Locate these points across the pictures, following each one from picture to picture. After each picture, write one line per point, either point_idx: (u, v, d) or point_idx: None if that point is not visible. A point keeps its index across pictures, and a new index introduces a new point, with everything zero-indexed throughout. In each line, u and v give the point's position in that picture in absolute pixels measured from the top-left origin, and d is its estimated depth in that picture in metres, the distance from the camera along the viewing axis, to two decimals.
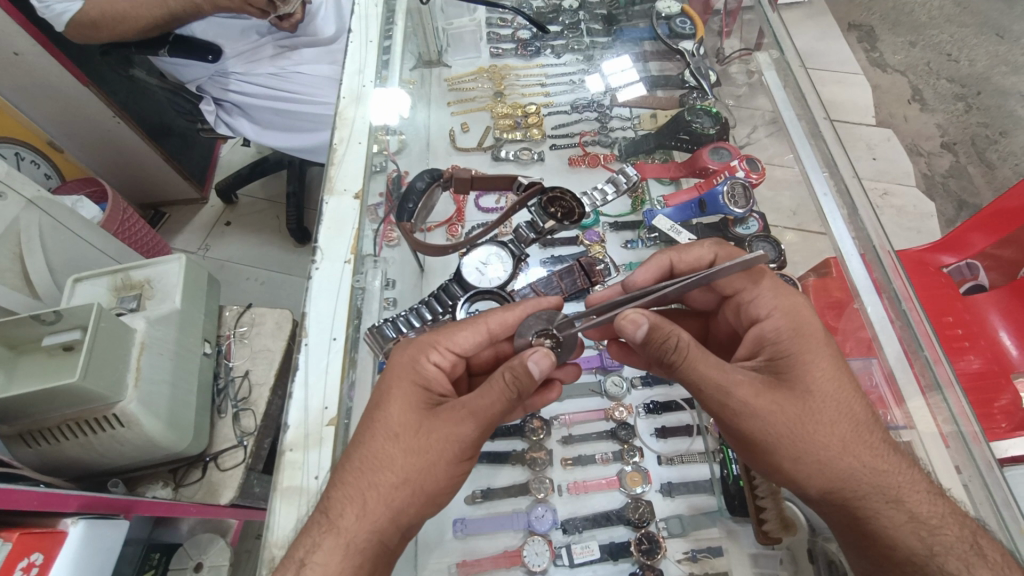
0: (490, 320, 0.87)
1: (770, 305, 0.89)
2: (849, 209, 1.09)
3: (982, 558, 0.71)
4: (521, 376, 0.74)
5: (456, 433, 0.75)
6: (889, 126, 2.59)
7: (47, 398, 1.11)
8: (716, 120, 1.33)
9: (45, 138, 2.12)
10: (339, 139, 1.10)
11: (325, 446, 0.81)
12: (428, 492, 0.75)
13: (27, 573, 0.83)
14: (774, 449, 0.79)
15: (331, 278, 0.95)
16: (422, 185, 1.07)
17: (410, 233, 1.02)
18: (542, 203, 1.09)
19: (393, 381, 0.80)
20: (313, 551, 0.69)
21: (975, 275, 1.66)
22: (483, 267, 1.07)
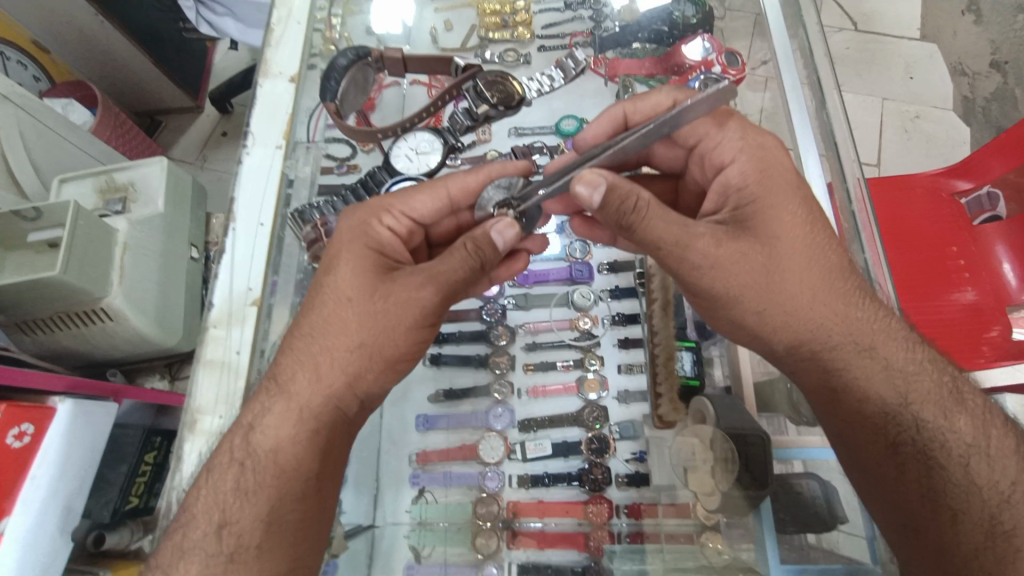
0: (450, 186, 0.87)
1: (735, 148, 0.83)
2: (818, 105, 1.01)
3: (959, 403, 0.71)
4: (483, 245, 0.76)
5: (414, 296, 0.74)
6: (934, 42, 2.33)
7: (34, 291, 1.15)
8: (699, 6, 1.20)
9: (28, 37, 2.06)
10: (277, 17, 1.00)
11: (248, 323, 0.80)
12: (387, 357, 0.75)
13: (19, 441, 0.91)
14: (739, 302, 0.76)
15: (261, 163, 0.89)
16: (345, 62, 0.96)
17: (335, 115, 0.96)
18: (477, 87, 1.01)
19: (342, 248, 0.78)
20: (264, 415, 0.70)
21: (993, 206, 1.50)
22: (412, 155, 1.08)
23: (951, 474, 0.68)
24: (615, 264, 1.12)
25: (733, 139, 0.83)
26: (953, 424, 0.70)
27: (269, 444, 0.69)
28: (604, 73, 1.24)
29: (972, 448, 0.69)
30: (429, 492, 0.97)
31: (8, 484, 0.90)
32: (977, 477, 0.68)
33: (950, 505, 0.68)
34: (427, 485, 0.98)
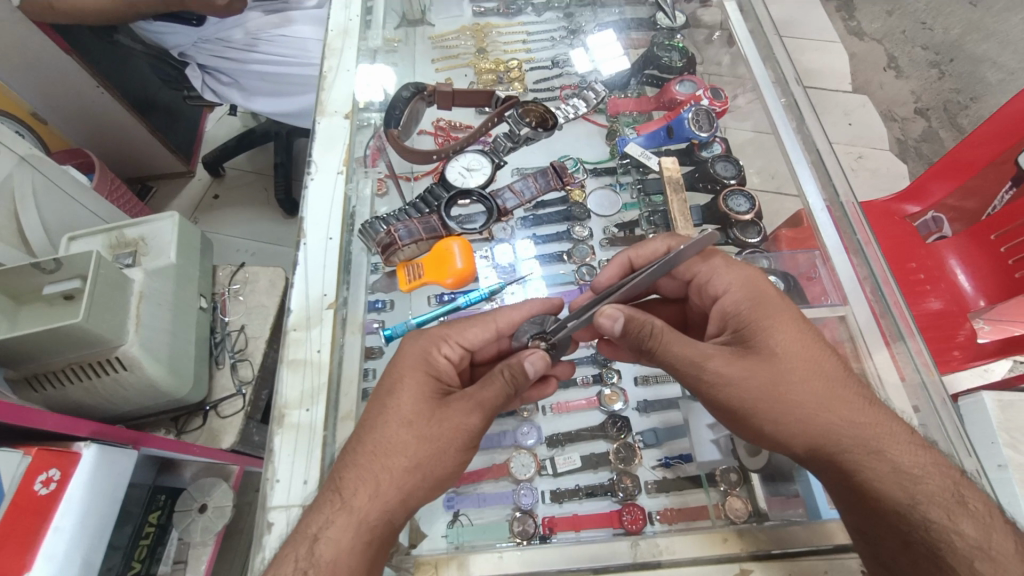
0: (499, 319, 0.86)
1: (725, 281, 0.89)
2: (797, 118, 1.13)
3: (963, 506, 0.69)
4: (519, 375, 0.74)
5: (465, 425, 0.73)
6: (865, 93, 2.65)
7: (52, 340, 1.15)
8: (683, 53, 1.37)
9: (28, 109, 2.13)
10: (328, 68, 1.12)
11: (325, 327, 0.83)
12: (437, 477, 0.72)
13: (46, 488, 0.90)
14: (755, 412, 0.78)
15: (325, 188, 0.96)
16: (407, 95, 1.14)
17: (396, 140, 1.11)
18: (518, 113, 1.19)
19: (404, 371, 0.77)
20: (327, 526, 0.65)
21: (939, 228, 1.70)
22: (466, 172, 1.15)
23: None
24: None
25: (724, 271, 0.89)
26: (957, 525, 0.68)
27: (328, 556, 0.64)
28: (604, 112, 1.37)
29: (978, 549, 0.66)
30: (465, 514, 0.92)
31: (30, 533, 0.88)
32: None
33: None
34: (463, 508, 0.93)
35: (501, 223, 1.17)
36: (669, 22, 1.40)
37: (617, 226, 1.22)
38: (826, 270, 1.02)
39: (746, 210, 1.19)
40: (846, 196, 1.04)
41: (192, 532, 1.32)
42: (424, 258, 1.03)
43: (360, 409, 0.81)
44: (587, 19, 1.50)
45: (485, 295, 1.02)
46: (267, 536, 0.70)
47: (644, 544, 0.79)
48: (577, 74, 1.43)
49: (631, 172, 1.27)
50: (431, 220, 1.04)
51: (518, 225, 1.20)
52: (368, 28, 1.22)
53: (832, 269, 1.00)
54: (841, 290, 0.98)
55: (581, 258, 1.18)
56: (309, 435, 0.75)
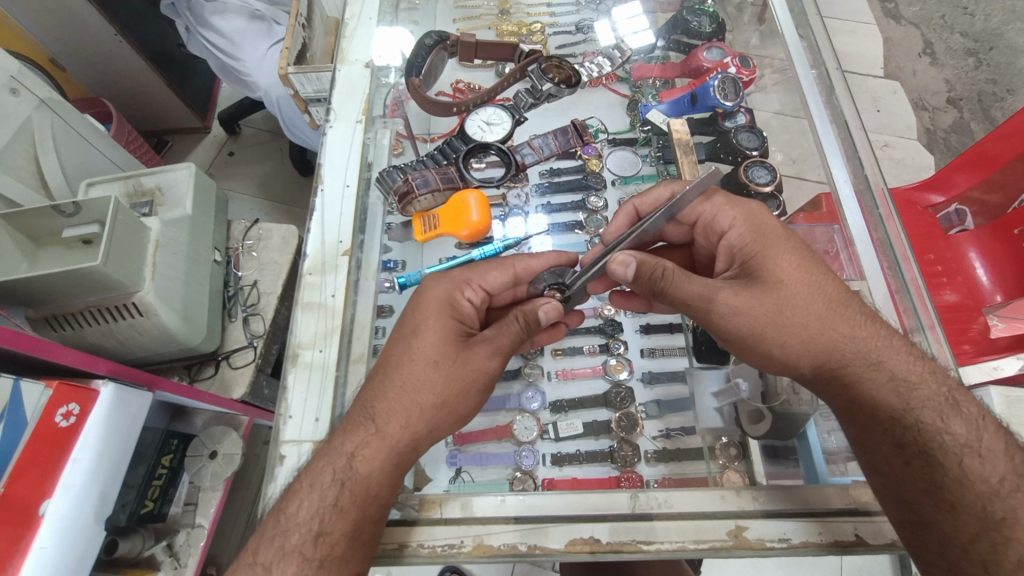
0: (518, 264, 0.85)
1: (731, 215, 0.87)
2: (827, 90, 1.09)
3: (956, 408, 0.73)
4: (531, 322, 0.79)
5: (486, 368, 0.75)
6: (896, 79, 2.56)
7: (71, 282, 1.17)
8: (713, 19, 1.34)
9: (47, 56, 2.14)
10: (350, 16, 1.10)
11: (340, 272, 0.84)
12: (459, 414, 0.75)
13: (66, 420, 0.93)
14: (763, 336, 0.78)
15: (344, 135, 0.95)
16: (430, 43, 1.14)
17: (417, 90, 1.11)
18: (541, 69, 1.17)
19: (428, 314, 0.76)
20: (363, 446, 0.68)
21: (961, 222, 1.66)
22: (485, 125, 1.12)
23: (950, 471, 0.70)
24: None
25: (726, 207, 0.87)
26: (948, 426, 0.72)
27: (363, 471, 0.67)
28: (628, 81, 1.34)
29: (967, 446, 0.71)
30: (467, 472, 0.94)
31: (51, 464, 0.92)
32: (971, 472, 0.69)
33: (950, 498, 0.69)
34: (465, 466, 0.95)
35: (515, 190, 1.17)
36: None
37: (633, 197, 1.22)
38: (845, 248, 0.99)
39: (767, 182, 1.16)
40: (872, 173, 1.00)
41: (202, 476, 1.37)
42: (441, 209, 1.01)
43: (372, 353, 0.82)
44: None
45: (500, 249, 1.01)
46: (280, 467, 0.72)
47: (643, 496, 0.75)
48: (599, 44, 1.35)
49: (652, 142, 1.25)
50: (449, 172, 1.03)
51: (532, 192, 1.20)
52: None
53: (855, 256, 0.96)
54: (858, 262, 0.96)
55: (596, 228, 1.17)
56: (321, 376, 0.76)
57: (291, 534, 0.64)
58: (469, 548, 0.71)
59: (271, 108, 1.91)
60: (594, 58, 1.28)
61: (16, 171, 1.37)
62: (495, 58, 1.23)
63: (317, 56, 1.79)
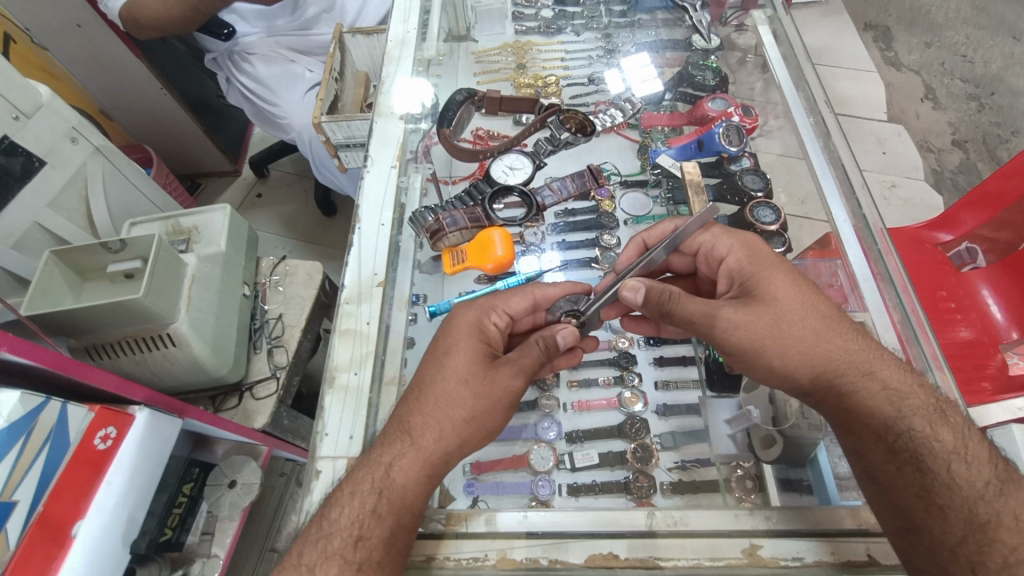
0: (537, 291, 0.90)
1: (729, 242, 0.93)
2: (824, 137, 1.16)
3: (945, 418, 0.75)
4: (551, 347, 0.82)
5: (511, 387, 0.78)
6: (900, 122, 2.64)
7: (113, 313, 1.24)
8: (716, 72, 1.43)
9: (97, 107, 2.34)
10: (385, 74, 1.21)
11: (375, 301, 0.89)
12: (488, 430, 0.78)
13: (103, 443, 0.98)
14: (763, 349, 0.81)
15: (379, 179, 1.03)
16: (459, 99, 1.25)
17: (449, 139, 1.21)
18: (559, 118, 1.27)
19: (460, 335, 0.81)
20: (399, 458, 0.71)
21: (973, 260, 1.68)
22: (508, 169, 1.21)
23: (939, 476, 0.71)
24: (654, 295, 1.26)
25: (723, 235, 0.93)
26: (937, 433, 0.73)
27: (400, 480, 0.70)
28: (638, 128, 1.42)
29: (955, 453, 0.72)
30: (484, 501, 0.96)
31: (87, 485, 0.96)
32: (959, 478, 0.70)
33: (939, 502, 0.70)
34: (481, 495, 0.97)
35: (534, 228, 1.21)
36: (704, 43, 1.44)
37: None
38: (851, 285, 1.02)
39: (772, 221, 1.21)
40: (870, 212, 1.04)
41: (221, 506, 1.39)
42: (469, 244, 1.07)
43: (403, 378, 0.86)
44: (624, 38, 1.57)
45: (523, 280, 1.08)
46: (317, 482, 0.75)
47: (660, 515, 0.76)
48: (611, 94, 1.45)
49: (661, 184, 1.31)
50: (476, 211, 1.10)
51: (547, 231, 1.26)
52: (424, 40, 1.31)
53: (859, 297, 0.99)
54: (861, 296, 0.99)
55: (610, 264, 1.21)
56: (357, 397, 0.80)
57: (333, 537, 0.67)
58: (494, 561, 0.73)
59: (304, 148, 2.02)
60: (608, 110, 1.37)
61: (67, 212, 1.48)
62: (517, 111, 1.34)
63: (347, 105, 1.93)
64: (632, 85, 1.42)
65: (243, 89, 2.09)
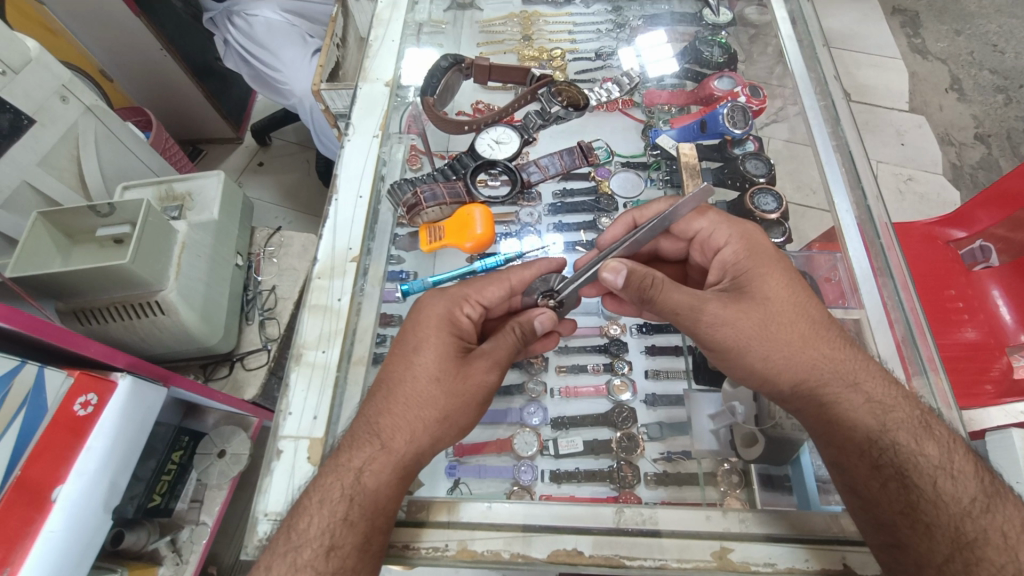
0: (513, 277, 0.86)
1: (726, 233, 0.90)
2: (832, 121, 1.10)
3: (930, 431, 0.71)
4: (527, 332, 0.81)
5: (485, 382, 0.76)
6: (922, 114, 2.53)
7: (101, 278, 1.23)
8: (725, 50, 1.36)
9: (96, 67, 2.20)
10: (374, 37, 1.15)
11: (348, 277, 0.86)
12: (460, 427, 0.75)
13: (83, 409, 0.97)
14: (747, 349, 0.80)
15: (360, 148, 0.99)
16: (445, 65, 1.16)
17: (432, 107, 1.13)
18: (551, 91, 1.20)
19: (430, 330, 0.78)
20: (370, 462, 0.68)
21: (986, 258, 1.59)
22: (494, 144, 1.17)
23: (924, 492, 0.68)
24: None
25: (722, 224, 0.91)
26: (922, 447, 0.70)
27: (372, 485, 0.67)
28: (642, 106, 1.37)
29: (940, 468, 0.69)
30: (465, 483, 0.94)
31: (67, 450, 0.95)
32: (945, 495, 0.67)
33: (925, 519, 0.67)
34: (463, 477, 0.95)
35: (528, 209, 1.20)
36: (713, 18, 1.40)
37: None
38: (848, 277, 0.98)
39: (773, 209, 1.17)
40: (875, 204, 0.99)
41: (210, 474, 1.40)
42: (448, 220, 1.04)
43: (372, 357, 0.83)
44: (635, 12, 1.48)
45: (502, 261, 1.05)
46: (278, 461, 0.73)
47: (630, 511, 0.75)
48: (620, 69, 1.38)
49: (661, 166, 1.27)
50: (456, 186, 1.06)
51: (544, 212, 1.23)
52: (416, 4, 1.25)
53: (860, 301, 0.93)
54: (859, 294, 0.94)
55: None
56: (324, 375, 0.79)
57: (303, 549, 0.63)
58: (453, 552, 0.71)
59: (305, 117, 1.98)
60: (606, 83, 1.31)
61: (58, 172, 1.45)
62: (506, 81, 1.27)
63: (349, 74, 1.87)
64: (647, 63, 1.37)
65: (240, 50, 2.03)
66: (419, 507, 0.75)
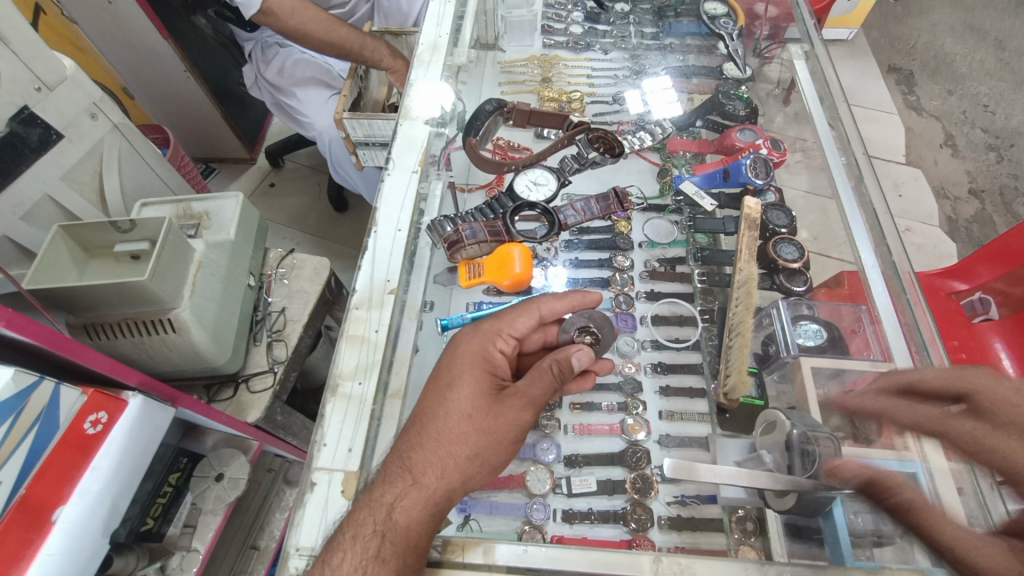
0: (543, 307, 0.87)
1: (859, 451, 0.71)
2: (856, 178, 1.11)
3: None
4: (565, 368, 0.80)
5: (518, 421, 0.75)
6: (918, 167, 2.62)
7: (117, 294, 1.23)
8: (748, 103, 1.41)
9: (120, 84, 2.25)
10: (415, 76, 1.17)
11: (385, 309, 0.86)
12: (493, 465, 0.75)
13: (93, 427, 0.96)
14: None
15: (399, 184, 0.99)
16: (489, 109, 1.22)
17: (473, 149, 1.19)
18: (587, 138, 1.25)
19: (463, 367, 0.78)
20: (402, 498, 0.68)
21: (984, 310, 1.61)
22: (532, 185, 1.20)
23: None
24: (657, 318, 1.21)
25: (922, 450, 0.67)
26: None
27: (403, 521, 0.67)
28: (660, 151, 1.41)
29: None
30: (478, 520, 0.92)
31: (72, 470, 0.93)
32: None
33: None
34: (474, 514, 0.93)
35: (547, 244, 1.23)
36: (737, 74, 1.46)
37: (659, 259, 1.28)
38: (872, 327, 1.00)
39: (795, 258, 1.20)
40: (900, 257, 0.99)
41: (206, 498, 1.35)
42: (486, 258, 1.05)
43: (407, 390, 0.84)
44: (653, 61, 1.57)
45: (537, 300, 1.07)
46: (310, 495, 0.72)
47: (666, 561, 0.72)
48: (630, 115, 1.44)
49: (682, 211, 1.32)
50: (496, 225, 1.07)
51: (561, 247, 1.27)
52: (454, 46, 1.27)
53: (879, 329, 0.97)
54: (884, 344, 0.96)
55: (621, 287, 1.23)
56: (359, 408, 0.78)
57: None
58: None
59: (323, 146, 2.02)
60: (637, 133, 1.36)
61: (80, 186, 1.47)
62: (544, 126, 1.33)
63: (369, 104, 1.92)
64: (654, 107, 1.40)
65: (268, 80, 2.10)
66: (453, 548, 0.73)
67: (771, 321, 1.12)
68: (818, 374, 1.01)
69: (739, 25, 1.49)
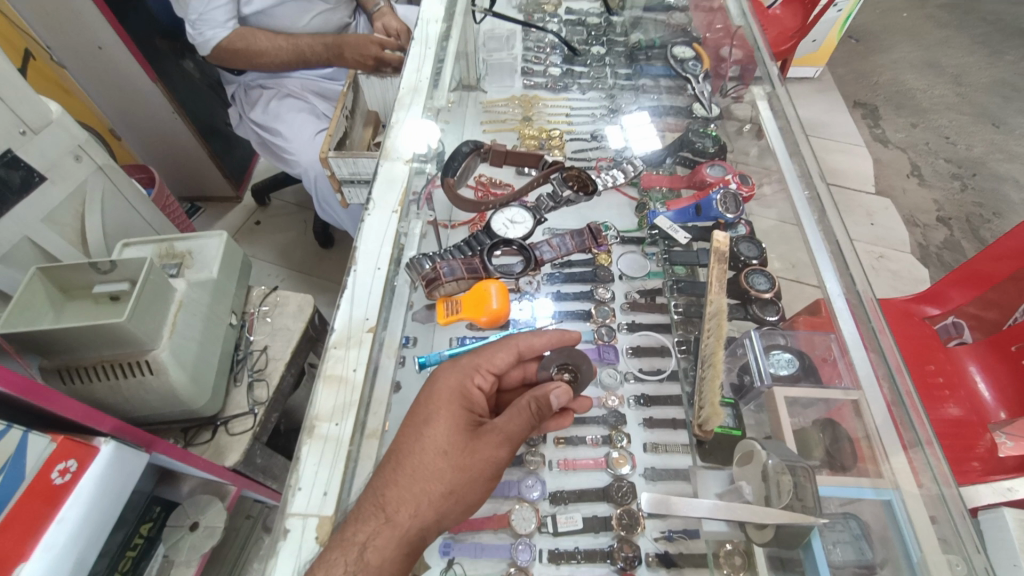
0: (521, 343, 0.88)
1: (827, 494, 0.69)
2: (820, 211, 1.15)
3: None
4: (543, 404, 0.79)
5: (494, 458, 0.75)
6: (888, 197, 2.72)
7: (93, 335, 1.21)
8: (716, 141, 1.46)
9: (106, 126, 2.25)
10: (396, 119, 1.20)
11: (363, 348, 0.86)
12: (468, 503, 0.74)
13: (62, 477, 0.92)
14: None
15: (379, 224, 1.01)
16: (465, 151, 1.26)
17: (451, 188, 1.21)
18: (562, 176, 1.29)
19: (440, 403, 0.78)
20: (374, 537, 0.67)
21: (959, 333, 1.67)
22: (509, 223, 1.22)
23: None
24: (637, 349, 1.22)
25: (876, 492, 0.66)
26: None
27: (375, 561, 0.65)
28: (637, 185, 1.46)
29: None
30: (461, 564, 0.92)
31: (38, 522, 0.90)
32: None
33: None
34: (458, 556, 0.93)
35: (528, 278, 1.25)
36: (704, 112, 1.53)
37: (639, 291, 1.30)
38: (842, 356, 1.01)
39: (766, 289, 1.23)
40: (863, 286, 1.01)
41: (179, 549, 1.27)
42: (464, 296, 1.07)
43: (384, 430, 0.83)
44: (627, 100, 1.65)
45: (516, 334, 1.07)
46: (284, 540, 0.71)
47: None
48: (611, 149, 1.51)
49: (658, 243, 1.35)
50: (473, 262, 1.09)
51: (543, 281, 1.29)
52: (434, 89, 1.31)
53: (849, 360, 0.98)
54: (853, 371, 0.98)
55: (602, 319, 1.24)
56: (336, 449, 0.77)
57: None
58: None
59: (308, 184, 2.04)
60: (610, 171, 1.40)
61: (61, 227, 1.47)
62: (521, 165, 1.37)
63: (355, 143, 1.96)
64: (632, 141, 1.47)
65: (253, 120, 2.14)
66: None
67: (745, 351, 1.14)
68: (794, 404, 1.03)
69: (705, 67, 1.57)
